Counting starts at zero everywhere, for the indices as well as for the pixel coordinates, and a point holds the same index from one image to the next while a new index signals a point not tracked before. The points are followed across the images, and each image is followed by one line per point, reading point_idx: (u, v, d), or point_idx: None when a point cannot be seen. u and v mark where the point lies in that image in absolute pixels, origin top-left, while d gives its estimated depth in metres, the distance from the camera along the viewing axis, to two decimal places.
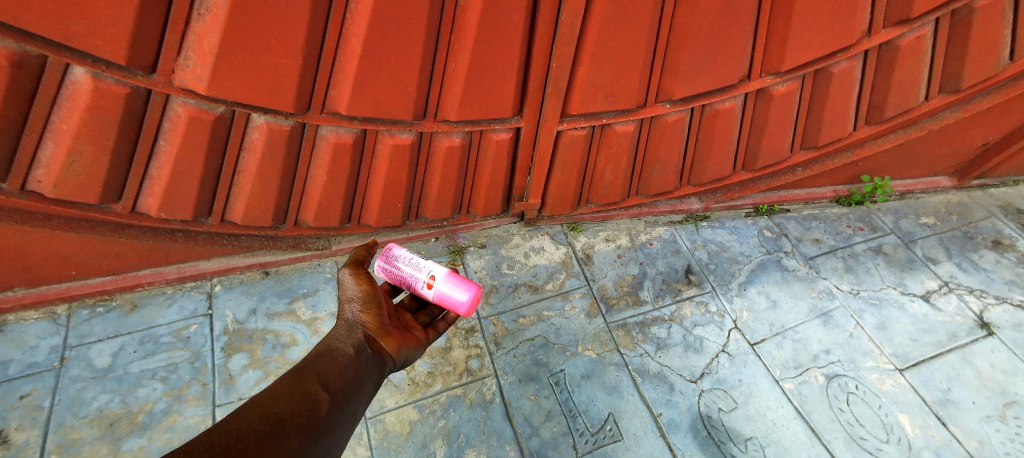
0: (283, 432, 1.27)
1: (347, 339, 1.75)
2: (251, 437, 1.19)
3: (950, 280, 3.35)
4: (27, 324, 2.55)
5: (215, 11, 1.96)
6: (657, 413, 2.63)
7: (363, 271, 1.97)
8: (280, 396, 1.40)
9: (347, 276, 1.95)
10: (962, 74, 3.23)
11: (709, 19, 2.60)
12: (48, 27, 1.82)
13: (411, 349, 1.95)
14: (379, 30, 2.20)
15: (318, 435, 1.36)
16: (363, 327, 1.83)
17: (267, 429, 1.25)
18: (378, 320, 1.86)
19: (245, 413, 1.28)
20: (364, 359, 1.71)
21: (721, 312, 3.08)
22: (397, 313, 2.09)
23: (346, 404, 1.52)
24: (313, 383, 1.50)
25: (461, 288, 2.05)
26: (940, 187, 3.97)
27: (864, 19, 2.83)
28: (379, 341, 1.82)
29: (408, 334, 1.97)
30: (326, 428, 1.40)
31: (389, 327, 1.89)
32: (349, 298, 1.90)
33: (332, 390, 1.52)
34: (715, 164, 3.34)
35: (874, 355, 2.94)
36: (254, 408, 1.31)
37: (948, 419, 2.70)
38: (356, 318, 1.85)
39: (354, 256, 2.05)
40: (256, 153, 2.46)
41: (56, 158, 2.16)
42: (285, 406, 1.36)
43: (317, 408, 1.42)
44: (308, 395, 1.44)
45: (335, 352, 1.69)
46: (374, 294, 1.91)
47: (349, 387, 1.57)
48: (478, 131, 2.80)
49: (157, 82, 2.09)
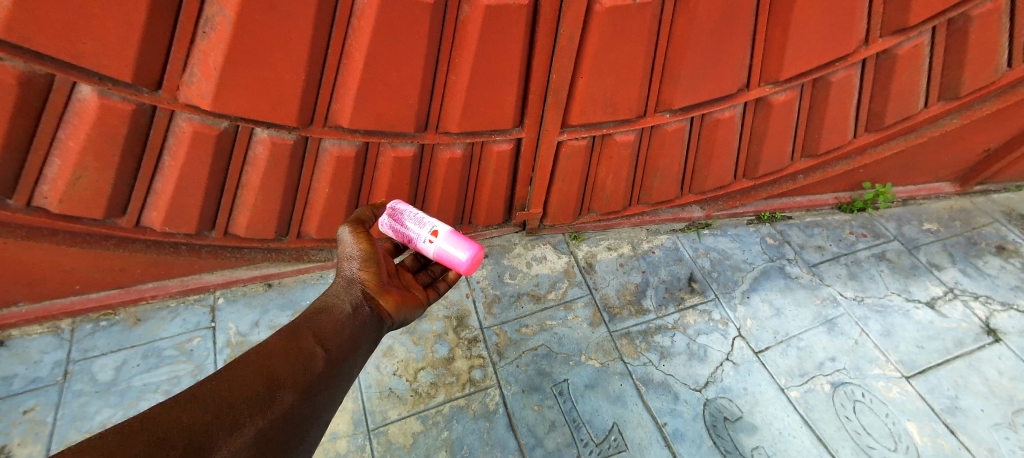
0: (275, 391, 1.35)
1: (344, 296, 1.78)
2: (243, 395, 1.28)
3: (955, 286, 3.33)
4: (31, 339, 2.56)
5: (220, 28, 1.99)
6: (662, 422, 2.62)
7: (362, 230, 1.94)
8: (276, 352, 1.46)
9: (348, 234, 1.93)
10: (960, 81, 3.24)
11: (707, 31, 2.63)
12: (57, 46, 1.85)
13: (410, 309, 1.97)
14: (380, 46, 2.23)
15: (311, 396, 1.43)
16: (361, 285, 1.84)
17: (260, 387, 1.33)
18: (377, 278, 1.87)
19: (239, 368, 1.36)
20: (361, 317, 1.74)
21: (724, 320, 3.07)
22: (397, 272, 2.09)
23: (343, 365, 1.57)
24: (309, 341, 1.55)
25: (463, 246, 2.05)
26: (943, 193, 3.97)
27: (861, 28, 2.85)
28: (377, 299, 1.84)
29: (407, 294, 1.99)
30: (322, 386, 1.47)
31: (388, 286, 1.90)
32: (349, 255, 1.89)
33: (328, 348, 1.57)
34: (716, 172, 3.35)
35: (880, 362, 2.92)
36: (250, 363, 1.38)
37: (957, 427, 2.67)
38: (355, 275, 1.85)
39: (356, 216, 2.04)
40: (259, 167, 2.48)
41: (62, 174, 2.18)
42: (283, 364, 1.43)
43: (311, 369, 1.47)
44: (304, 353, 1.50)
45: (331, 309, 1.72)
46: (374, 253, 1.90)
47: (345, 348, 1.61)
48: (479, 143, 2.81)
49: (163, 99, 2.12)
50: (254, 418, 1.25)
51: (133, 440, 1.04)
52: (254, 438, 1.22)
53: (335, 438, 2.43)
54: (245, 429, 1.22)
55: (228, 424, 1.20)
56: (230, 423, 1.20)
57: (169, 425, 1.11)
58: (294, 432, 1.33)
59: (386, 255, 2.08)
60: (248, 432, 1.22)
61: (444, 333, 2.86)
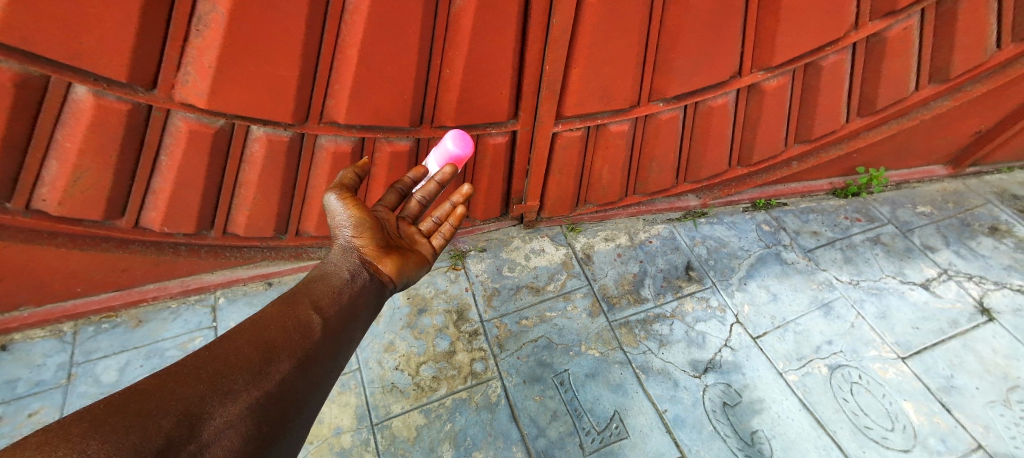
0: (272, 360, 1.30)
1: (342, 264, 1.75)
2: (237, 365, 1.24)
3: (949, 267, 3.37)
4: (33, 343, 2.58)
5: (214, 25, 2.01)
6: (663, 409, 2.65)
7: (349, 195, 1.87)
8: (270, 323, 1.41)
9: (335, 201, 1.86)
10: (950, 63, 3.27)
11: (698, 17, 2.64)
12: (50, 47, 1.87)
13: (413, 269, 1.94)
14: (374, 39, 2.25)
15: (310, 364, 1.37)
16: (358, 252, 1.80)
17: (255, 356, 1.28)
18: (373, 244, 1.83)
19: (234, 339, 1.32)
20: (359, 284, 1.72)
21: (722, 306, 3.10)
22: (400, 229, 2.01)
23: (343, 333, 1.53)
24: (306, 309, 1.51)
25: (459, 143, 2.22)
26: (935, 176, 4.00)
27: (852, 12, 2.88)
28: (375, 265, 1.80)
29: (409, 253, 1.94)
30: (320, 354, 1.41)
31: (386, 250, 1.85)
32: (340, 223, 1.84)
33: (326, 315, 1.53)
34: (711, 161, 3.37)
35: (875, 344, 2.95)
36: (245, 334, 1.34)
37: (953, 405, 2.72)
38: (349, 243, 1.81)
39: (341, 179, 1.93)
40: (256, 165, 2.49)
41: (60, 176, 2.19)
42: (278, 333, 1.38)
43: (310, 336, 1.43)
44: (300, 320, 1.45)
45: (330, 277, 1.70)
46: (365, 218, 1.84)
47: (343, 314, 1.58)
48: (476, 136, 2.82)
49: (158, 98, 2.13)
50: (250, 389, 1.20)
51: (123, 413, 1.01)
52: (250, 407, 1.17)
53: (340, 433, 2.46)
54: (242, 399, 1.17)
55: (223, 395, 1.15)
56: (224, 394, 1.16)
57: (160, 397, 1.08)
58: (295, 401, 1.28)
59: (385, 211, 1.97)
60: (244, 401, 1.17)
61: (445, 327, 2.89)
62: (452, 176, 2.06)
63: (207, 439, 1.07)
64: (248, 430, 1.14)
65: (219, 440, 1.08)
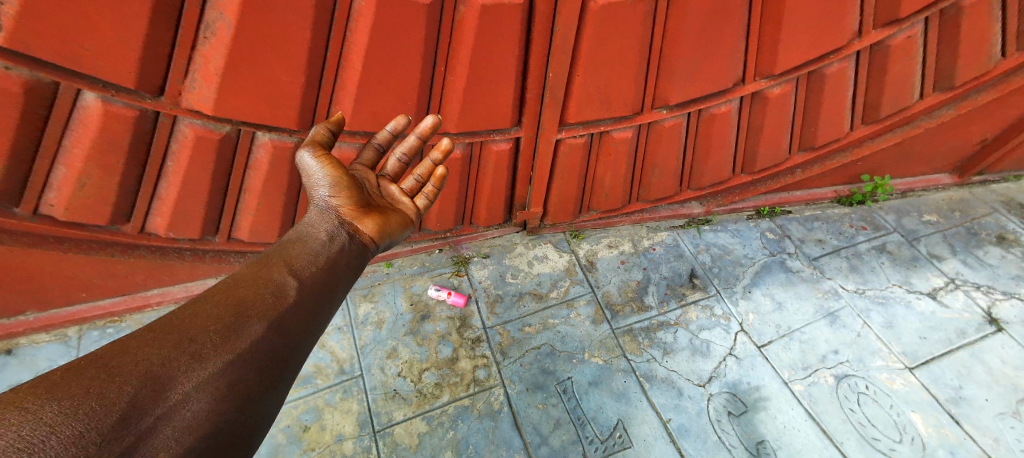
0: (241, 322, 1.26)
1: (321, 224, 1.72)
2: (204, 327, 1.21)
3: (956, 277, 3.34)
4: (38, 347, 2.59)
5: (220, 34, 2.04)
6: (666, 418, 2.62)
7: (325, 154, 1.85)
8: (242, 284, 1.37)
9: (310, 159, 1.83)
10: (954, 71, 3.26)
11: (700, 24, 2.65)
12: (60, 53, 1.89)
13: (393, 230, 1.93)
14: (378, 46, 2.27)
15: (285, 325, 1.34)
16: (336, 212, 1.79)
17: (225, 318, 1.25)
18: (352, 204, 1.82)
19: (202, 301, 1.28)
20: (338, 245, 1.68)
21: (727, 315, 3.08)
22: (378, 189, 2.01)
23: (322, 296, 1.49)
24: (280, 269, 1.46)
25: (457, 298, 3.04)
26: (941, 185, 3.97)
27: (854, 21, 2.88)
28: (354, 224, 1.79)
29: (388, 213, 1.94)
30: (295, 315, 1.37)
31: (364, 209, 1.85)
32: (316, 183, 1.82)
33: (302, 277, 1.48)
34: (714, 168, 3.37)
35: (882, 354, 2.92)
36: (214, 296, 1.31)
37: (962, 417, 2.68)
38: (327, 203, 1.80)
39: (313, 136, 1.89)
40: (261, 171, 2.51)
41: (67, 181, 2.21)
42: (249, 294, 1.34)
43: (284, 297, 1.38)
44: (274, 282, 1.41)
45: (307, 237, 1.65)
46: (343, 178, 1.83)
47: (323, 280, 1.53)
48: (478, 143, 2.83)
49: (165, 104, 2.15)
50: (218, 352, 1.18)
51: (82, 378, 1.00)
52: (219, 370, 1.15)
53: (342, 439, 2.46)
54: (210, 362, 1.15)
55: (189, 358, 1.13)
56: (192, 357, 1.13)
57: (120, 361, 1.06)
58: (271, 362, 1.25)
59: (362, 170, 2.00)
60: (212, 364, 1.15)
61: (448, 333, 2.88)
62: (432, 131, 2.03)
63: (174, 403, 1.06)
64: (219, 392, 1.12)
65: (188, 403, 1.07)
